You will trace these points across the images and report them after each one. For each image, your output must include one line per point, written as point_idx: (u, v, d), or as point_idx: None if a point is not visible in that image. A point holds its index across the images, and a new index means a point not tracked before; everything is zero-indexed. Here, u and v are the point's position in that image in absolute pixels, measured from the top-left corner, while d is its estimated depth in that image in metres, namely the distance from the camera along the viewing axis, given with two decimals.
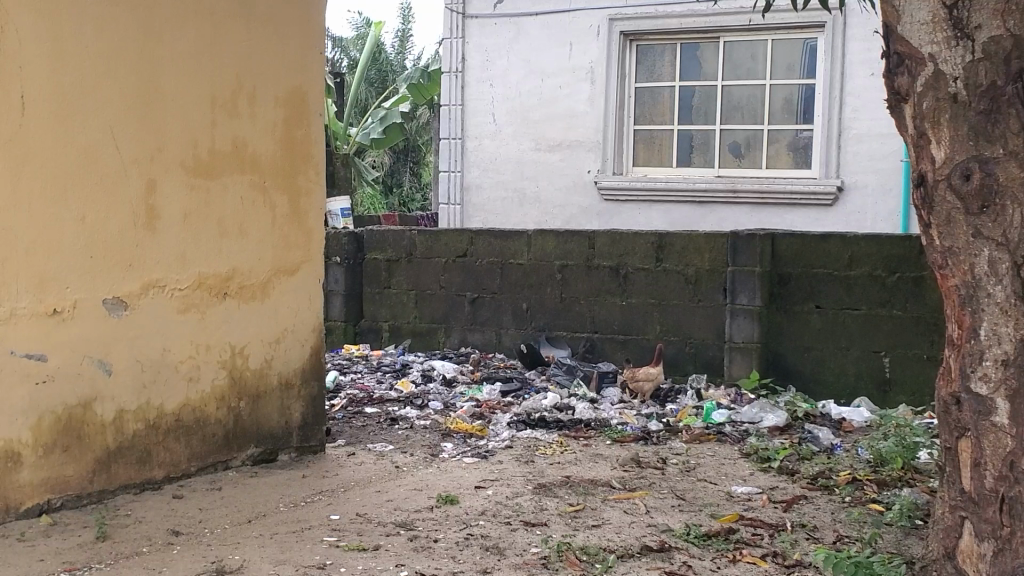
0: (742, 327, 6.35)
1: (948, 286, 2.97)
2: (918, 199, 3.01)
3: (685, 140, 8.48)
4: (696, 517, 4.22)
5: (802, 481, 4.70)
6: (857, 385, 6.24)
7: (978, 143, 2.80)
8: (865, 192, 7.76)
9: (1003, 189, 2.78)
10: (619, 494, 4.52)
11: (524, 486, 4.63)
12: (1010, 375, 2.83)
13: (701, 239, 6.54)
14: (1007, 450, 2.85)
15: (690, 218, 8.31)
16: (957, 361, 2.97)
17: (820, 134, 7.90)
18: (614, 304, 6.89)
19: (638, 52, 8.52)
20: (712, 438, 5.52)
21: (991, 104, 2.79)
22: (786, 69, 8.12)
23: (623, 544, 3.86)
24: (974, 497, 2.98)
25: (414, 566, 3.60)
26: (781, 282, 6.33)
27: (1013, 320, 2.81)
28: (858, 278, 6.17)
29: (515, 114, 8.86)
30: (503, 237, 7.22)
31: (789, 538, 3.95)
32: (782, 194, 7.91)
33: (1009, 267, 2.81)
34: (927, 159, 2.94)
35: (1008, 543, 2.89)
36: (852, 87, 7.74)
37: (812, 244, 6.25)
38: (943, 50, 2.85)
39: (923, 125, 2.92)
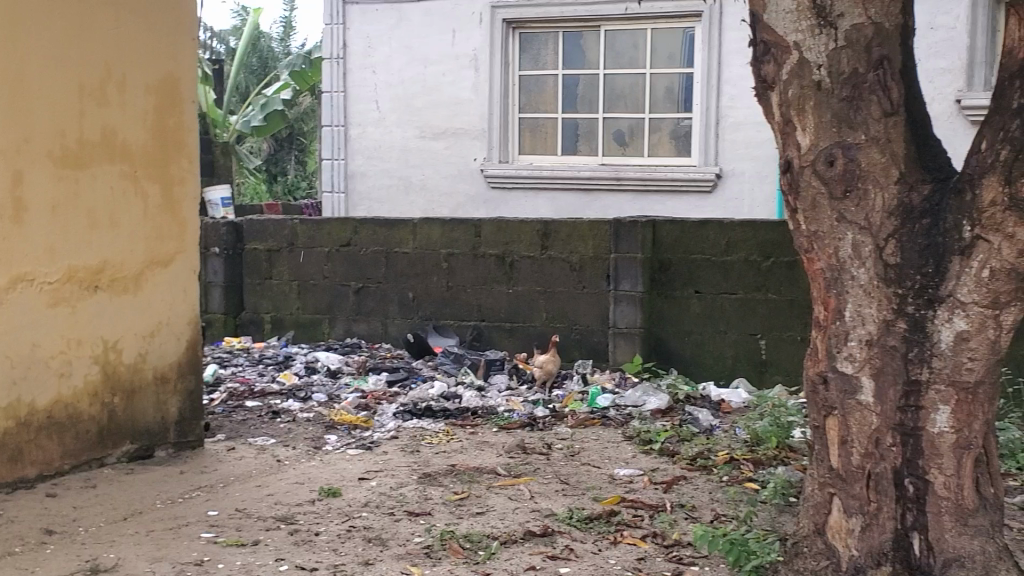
0: (625, 313, 6.42)
1: (813, 268, 3.15)
2: (785, 184, 3.15)
3: (570, 128, 8.55)
4: (580, 501, 4.26)
5: (681, 462, 4.79)
6: (735, 367, 6.35)
7: (842, 129, 2.99)
8: (741, 179, 7.88)
9: (865, 173, 2.98)
10: (504, 480, 4.54)
11: (408, 476, 4.62)
12: (874, 355, 3.04)
13: (584, 226, 6.59)
14: (872, 427, 3.07)
15: (574, 206, 8.37)
16: (823, 342, 3.15)
17: (698, 122, 8.01)
18: (500, 292, 6.90)
19: (521, 40, 8.52)
20: (597, 422, 5.58)
21: (854, 90, 2.98)
22: (667, 57, 8.20)
23: (506, 531, 3.88)
24: (841, 475, 3.16)
25: (295, 560, 3.58)
26: (663, 268, 6.41)
27: (875, 301, 3.01)
28: (735, 263, 6.27)
29: (399, 101, 8.79)
30: (387, 226, 7.18)
31: (668, 518, 4.02)
32: (664, 181, 8.02)
33: (872, 250, 3.00)
34: (792, 145, 3.09)
35: (875, 518, 3.10)
36: (729, 75, 7.86)
37: (692, 230, 6.33)
38: (807, 38, 3.02)
39: (788, 112, 3.08)
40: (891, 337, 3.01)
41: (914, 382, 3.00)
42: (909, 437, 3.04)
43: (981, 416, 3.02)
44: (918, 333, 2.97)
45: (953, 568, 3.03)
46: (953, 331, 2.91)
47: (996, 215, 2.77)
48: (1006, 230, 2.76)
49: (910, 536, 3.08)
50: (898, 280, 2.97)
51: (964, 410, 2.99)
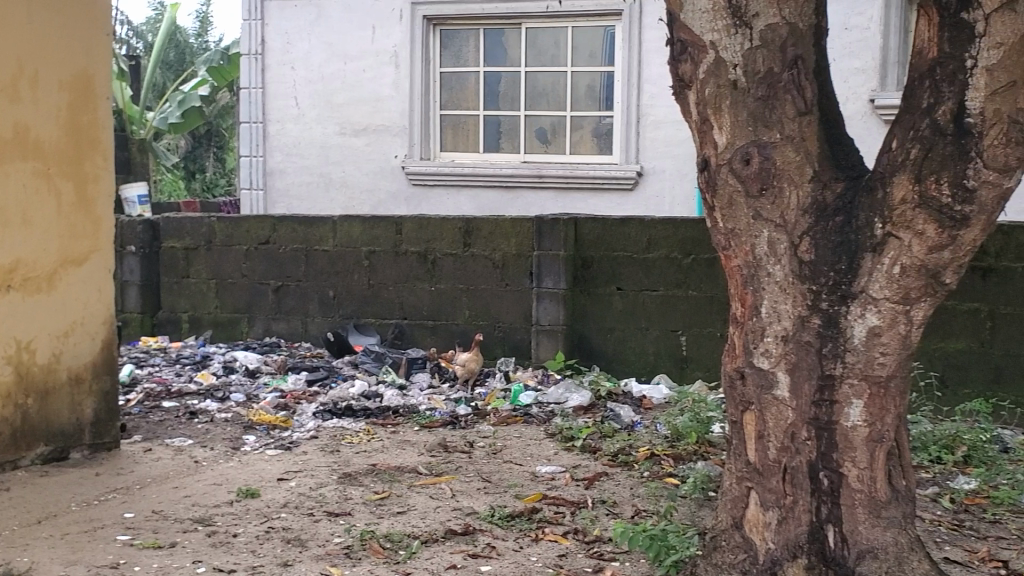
0: (547, 310, 6.42)
1: (731, 265, 3.19)
2: (703, 182, 3.18)
3: (493, 126, 8.54)
4: (502, 498, 4.26)
5: (603, 458, 4.81)
6: (656, 363, 6.39)
7: (757, 128, 3.02)
8: (662, 176, 7.93)
9: (779, 171, 3.03)
10: (426, 479, 4.52)
11: (327, 476, 4.58)
12: (789, 350, 3.09)
13: (506, 224, 6.59)
14: (788, 421, 3.12)
15: (495, 203, 8.36)
16: (740, 338, 3.20)
17: (620, 120, 8.05)
18: (422, 290, 6.87)
19: (442, 37, 8.51)
20: (519, 420, 5.59)
21: (769, 90, 3.01)
22: (588, 56, 8.24)
23: (427, 530, 3.87)
24: (758, 468, 3.21)
25: (213, 562, 3.53)
26: (585, 266, 6.45)
27: (790, 298, 3.06)
28: (656, 260, 6.30)
29: (318, 98, 8.70)
30: (306, 224, 7.12)
31: (589, 514, 4.04)
32: (586, 179, 8.05)
33: (787, 247, 3.05)
34: (709, 144, 3.12)
35: (790, 511, 3.16)
36: (649, 74, 7.90)
37: (613, 228, 6.37)
38: (723, 37, 3.04)
39: (705, 111, 3.10)
40: (806, 332, 3.06)
41: (828, 377, 3.05)
42: (824, 431, 3.09)
43: (894, 411, 3.06)
44: (832, 329, 3.03)
45: (867, 559, 3.09)
46: (865, 327, 2.97)
47: (906, 212, 2.84)
48: (915, 227, 2.83)
49: (825, 529, 3.14)
50: (812, 277, 3.03)
51: (876, 404, 3.04)
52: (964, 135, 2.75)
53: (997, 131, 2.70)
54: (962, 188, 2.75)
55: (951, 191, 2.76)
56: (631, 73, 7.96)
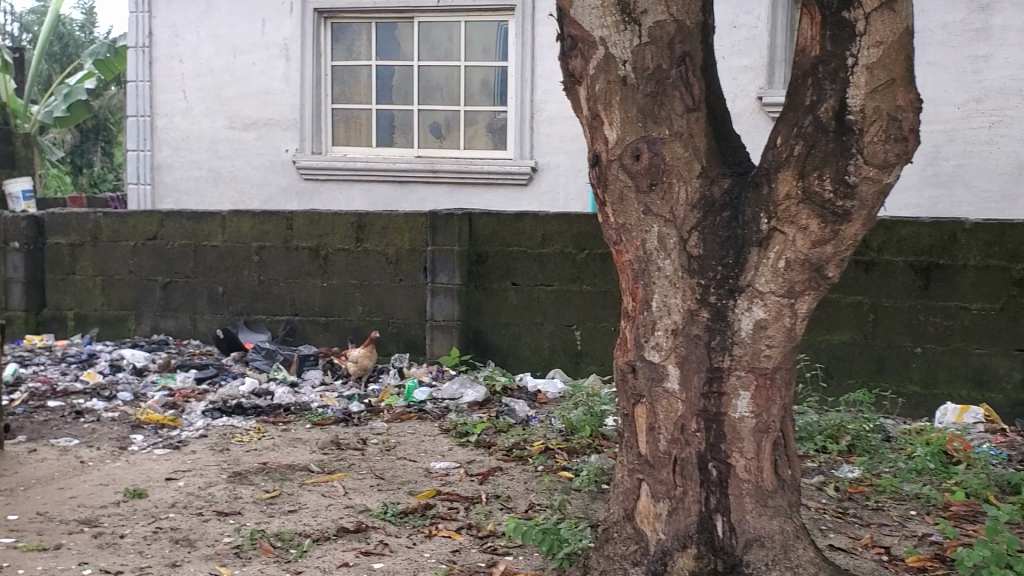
0: (442, 305, 6.39)
1: (622, 260, 3.22)
2: (594, 177, 3.20)
3: (386, 120, 8.48)
4: (395, 495, 4.24)
5: (497, 453, 4.82)
6: (551, 358, 6.39)
7: (647, 124, 3.06)
8: (557, 172, 7.92)
9: (669, 167, 3.07)
10: (318, 477, 4.47)
11: (217, 475, 4.50)
12: (679, 343, 3.13)
13: (399, 219, 6.54)
14: (677, 413, 3.17)
15: (389, 198, 8.30)
16: (631, 332, 3.23)
17: (514, 116, 8.04)
18: (314, 286, 6.78)
19: (333, 31, 8.43)
20: (413, 416, 5.57)
21: (658, 86, 3.05)
22: (481, 51, 8.22)
23: (318, 528, 3.83)
24: (649, 460, 3.25)
25: (99, 563, 3.45)
26: (480, 261, 6.43)
27: (680, 292, 3.11)
28: (551, 255, 6.31)
29: (207, 91, 8.53)
30: (195, 219, 7.00)
31: (483, 509, 4.04)
32: (480, 174, 8.02)
33: (676, 242, 3.10)
34: (600, 139, 3.14)
35: (680, 501, 3.21)
36: (542, 70, 7.89)
37: (508, 223, 6.37)
38: (613, 34, 3.06)
39: (595, 107, 3.12)
40: (695, 326, 3.12)
41: (716, 369, 3.11)
42: (712, 422, 3.15)
43: (779, 401, 3.15)
44: (719, 323, 3.09)
45: (754, 547, 3.16)
46: (752, 320, 3.04)
47: (791, 208, 2.91)
48: (799, 222, 2.90)
49: (713, 518, 3.20)
50: (700, 272, 3.08)
51: (762, 395, 3.12)
52: (846, 133, 2.82)
53: (877, 129, 2.77)
54: (843, 184, 2.82)
55: (833, 187, 2.83)
56: (523, 69, 7.95)
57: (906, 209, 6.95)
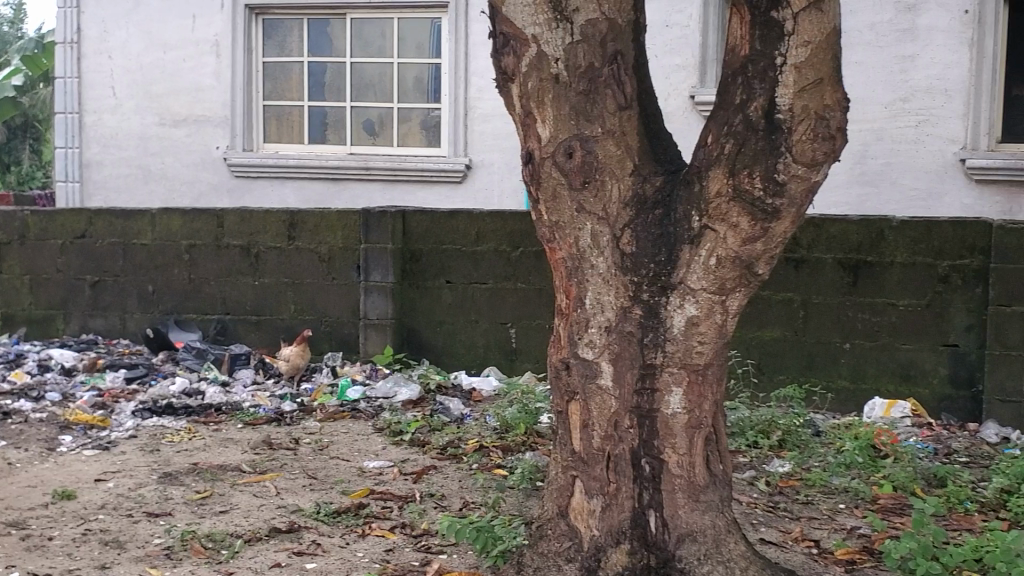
0: (376, 304, 6.36)
1: (556, 257, 3.22)
2: (527, 175, 3.18)
3: (318, 117, 8.36)
4: (328, 495, 4.21)
5: (431, 452, 4.81)
6: (486, 356, 6.37)
7: (579, 122, 3.07)
8: (491, 170, 7.89)
9: (601, 165, 3.08)
10: (250, 477, 4.43)
11: (148, 476, 4.43)
12: (612, 341, 3.14)
13: (332, 217, 6.49)
14: (611, 410, 3.18)
15: (321, 196, 8.20)
16: (565, 330, 3.23)
17: (447, 112, 7.99)
18: (245, 285, 6.70)
19: (264, 27, 8.32)
20: (346, 415, 5.54)
21: (590, 84, 3.06)
22: (415, 48, 8.16)
23: (250, 528, 3.79)
24: (583, 457, 3.26)
25: (26, 566, 3.39)
26: (414, 259, 6.41)
27: (613, 289, 3.12)
28: (485, 253, 6.29)
29: (136, 87, 8.40)
30: (124, 217, 6.89)
31: (417, 508, 4.03)
32: (414, 172, 7.97)
33: (609, 240, 3.12)
34: (533, 137, 3.14)
35: (614, 498, 3.22)
36: (477, 67, 7.86)
37: (441, 221, 6.36)
38: (545, 31, 3.06)
39: (528, 104, 3.11)
40: (628, 323, 3.13)
41: (649, 366, 3.13)
42: (645, 419, 3.18)
43: (711, 397, 3.18)
44: (652, 320, 3.11)
45: (687, 542, 3.19)
46: (684, 317, 3.07)
47: (722, 205, 2.93)
48: (730, 220, 2.94)
49: (646, 514, 3.22)
50: (633, 269, 3.09)
51: (695, 391, 3.15)
52: (775, 131, 2.85)
53: (805, 127, 2.81)
54: (773, 182, 2.86)
55: (763, 185, 2.87)
56: (457, 66, 7.91)
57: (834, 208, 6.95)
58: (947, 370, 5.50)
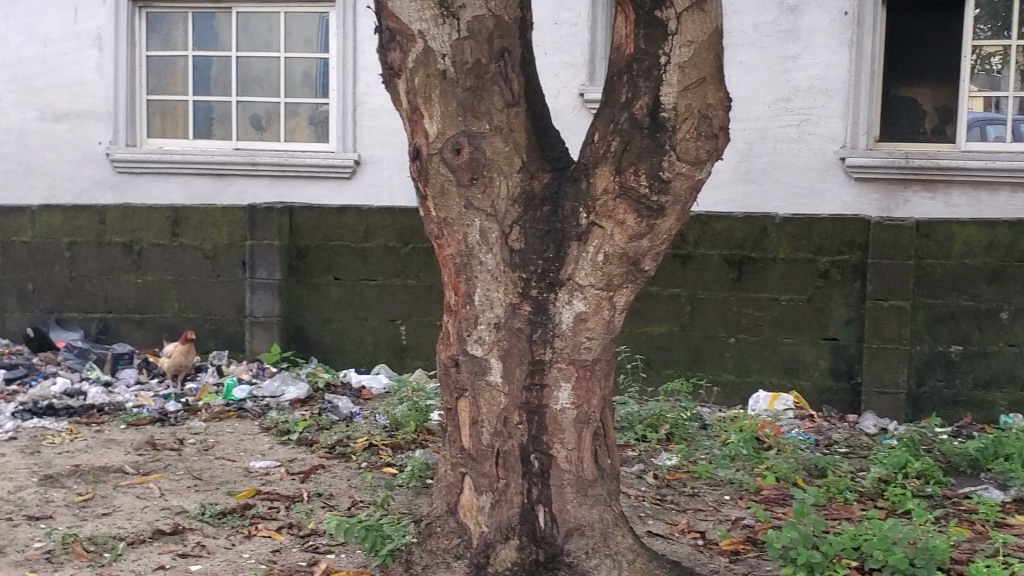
0: (262, 301, 6.28)
1: (444, 254, 3.21)
2: (414, 172, 3.16)
3: (203, 111, 7.87)
4: (213, 496, 4.14)
5: (319, 451, 4.76)
6: (376, 353, 6.32)
7: (467, 118, 3.06)
8: (381, 165, 7.38)
9: (489, 162, 3.07)
10: (133, 478, 4.33)
11: (28, 478, 4.30)
12: (501, 337, 3.15)
13: (217, 213, 6.38)
14: (501, 406, 3.18)
15: (207, 192, 7.66)
16: (454, 327, 3.22)
17: (335, 108, 7.48)
18: (128, 283, 6.54)
19: (149, 20, 7.86)
20: (232, 415, 5.46)
21: (478, 81, 3.05)
22: (303, 42, 7.69)
23: (133, 530, 3.71)
24: (472, 454, 3.25)
25: None
26: (300, 256, 6.33)
27: (502, 285, 3.12)
28: (374, 249, 6.25)
29: (15, 81, 7.85)
30: (4, 213, 6.71)
31: (304, 508, 3.98)
32: (301, 167, 7.43)
33: (498, 236, 3.12)
34: (421, 133, 3.11)
35: (503, 494, 3.23)
36: (365, 62, 7.37)
37: (328, 217, 6.28)
38: (431, 27, 3.05)
39: (415, 100, 3.09)
40: (517, 319, 3.14)
41: (538, 362, 3.15)
42: (534, 414, 3.19)
43: (598, 393, 3.21)
44: (540, 315, 3.12)
45: (575, 536, 3.22)
46: (572, 313, 3.09)
47: (608, 202, 2.96)
48: (617, 216, 2.97)
49: (535, 509, 3.24)
50: (522, 265, 3.11)
51: (583, 386, 3.17)
52: (660, 129, 2.89)
53: (689, 125, 2.86)
54: (658, 179, 2.90)
55: (648, 182, 2.90)
56: (345, 61, 7.41)
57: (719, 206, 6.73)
58: (828, 363, 5.64)
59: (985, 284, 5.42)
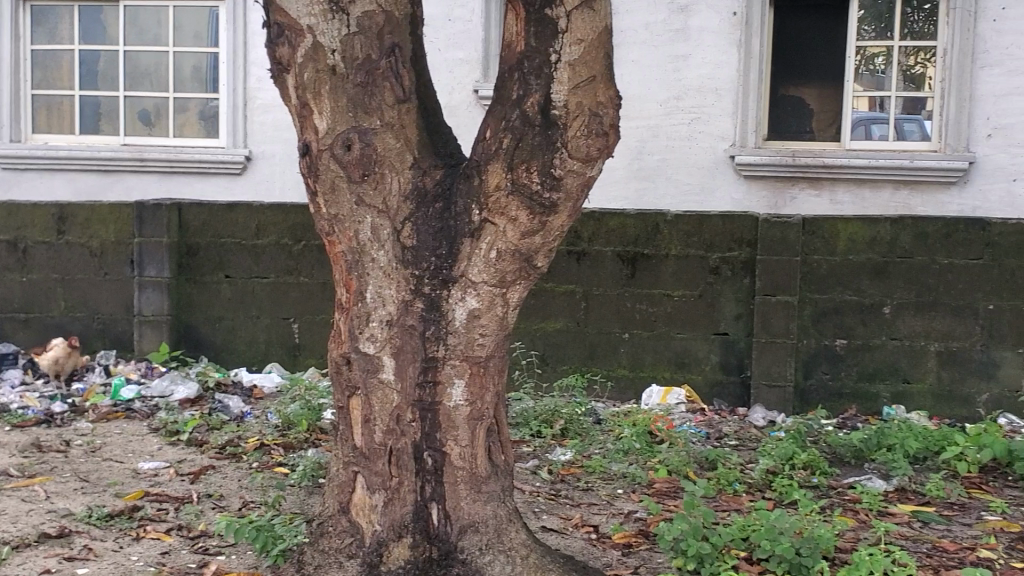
0: (151, 300, 6.17)
1: (335, 251, 3.18)
2: (304, 168, 3.13)
3: (90, 107, 7.39)
4: (100, 498, 4.05)
5: (210, 452, 4.68)
6: (268, 352, 6.25)
7: (357, 113, 3.03)
8: (271, 162, 7.01)
9: (379, 159, 3.06)
10: (17, 482, 4.20)
11: None
12: (394, 334, 3.13)
13: (104, 209, 6.23)
14: (393, 404, 3.17)
15: (93, 189, 7.18)
16: (346, 324, 3.20)
17: (226, 104, 7.12)
18: (12, 281, 6.34)
19: (34, 13, 7.37)
20: (121, 416, 5.35)
21: (368, 76, 3.03)
22: (193, 36, 7.29)
23: (17, 535, 3.60)
24: (364, 452, 3.24)
25: None
26: (190, 253, 6.23)
27: (395, 283, 3.11)
28: (266, 247, 6.18)
29: None
30: None
31: (194, 509, 3.92)
32: (191, 164, 7.02)
33: (390, 234, 3.10)
34: (310, 129, 3.08)
35: (396, 492, 3.21)
36: (256, 57, 7.02)
37: (218, 214, 6.20)
38: (320, 23, 3.02)
39: (304, 96, 3.06)
40: (409, 317, 3.12)
41: (431, 359, 3.13)
42: (427, 412, 3.18)
43: (492, 388, 3.22)
44: (433, 313, 3.11)
45: (468, 533, 3.22)
46: (465, 310, 3.09)
47: (501, 199, 2.96)
48: (509, 213, 2.96)
49: (428, 507, 3.22)
50: (414, 262, 3.09)
51: (476, 383, 3.18)
52: (550, 127, 2.90)
53: (579, 124, 2.88)
54: (549, 177, 2.90)
55: (540, 179, 2.91)
56: (236, 56, 7.07)
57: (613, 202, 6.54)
58: (719, 358, 5.75)
59: (868, 280, 5.57)
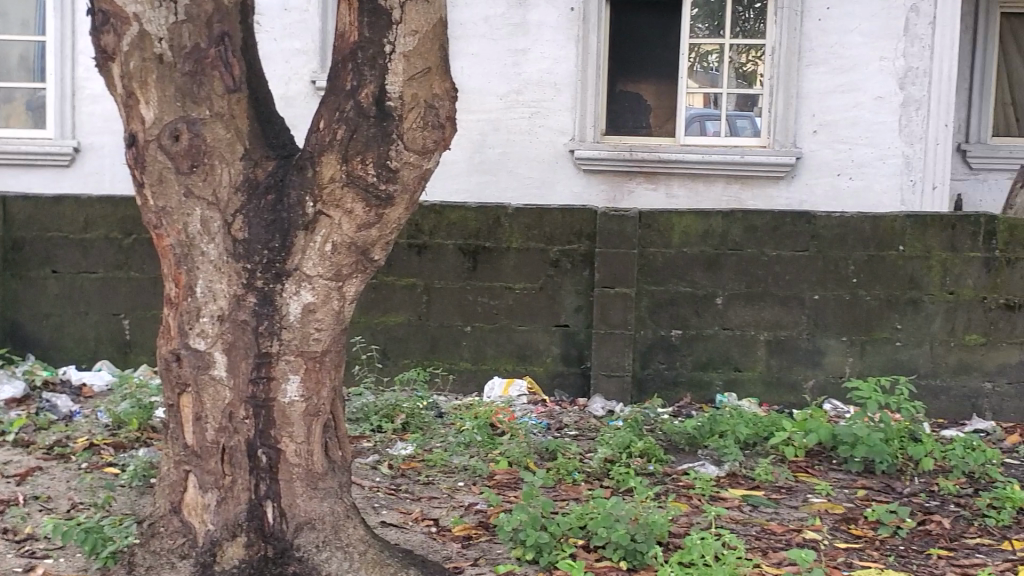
0: None
1: (162, 244, 3.08)
2: (129, 160, 3.02)
3: None
4: None
5: (36, 453, 4.51)
6: (98, 349, 6.06)
7: (185, 103, 2.95)
8: (102, 153, 7.14)
9: (208, 149, 2.99)
10: None
11: None
12: (225, 330, 3.06)
13: None
14: (225, 400, 3.10)
15: None
16: (175, 320, 3.10)
17: (52, 94, 7.17)
18: None
19: None
20: None
21: (196, 66, 2.96)
22: (19, 24, 7.36)
23: None
24: (196, 450, 3.16)
25: None
26: (16, 249, 5.99)
27: (225, 277, 3.04)
28: (94, 241, 5.98)
29: None
30: None
31: (20, 512, 3.79)
32: (16, 156, 7.14)
33: (220, 226, 3.03)
34: (136, 119, 2.97)
35: (229, 491, 3.16)
36: (83, 46, 7.09)
37: (45, 207, 5.98)
38: (147, 10, 2.91)
39: (129, 85, 2.95)
40: (241, 311, 3.06)
41: (263, 355, 3.08)
42: (261, 408, 3.13)
43: (327, 384, 3.19)
44: (267, 307, 3.06)
45: (304, 530, 3.19)
46: (300, 304, 3.05)
47: (336, 191, 2.93)
48: (345, 206, 2.94)
49: (263, 505, 3.18)
50: (246, 255, 3.03)
51: (312, 378, 3.14)
52: (385, 118, 2.88)
53: (415, 116, 2.87)
54: (385, 168, 2.89)
55: (375, 171, 2.89)
56: (63, 46, 7.11)
57: (454, 195, 7.15)
58: (560, 349, 5.82)
59: (702, 271, 5.71)
